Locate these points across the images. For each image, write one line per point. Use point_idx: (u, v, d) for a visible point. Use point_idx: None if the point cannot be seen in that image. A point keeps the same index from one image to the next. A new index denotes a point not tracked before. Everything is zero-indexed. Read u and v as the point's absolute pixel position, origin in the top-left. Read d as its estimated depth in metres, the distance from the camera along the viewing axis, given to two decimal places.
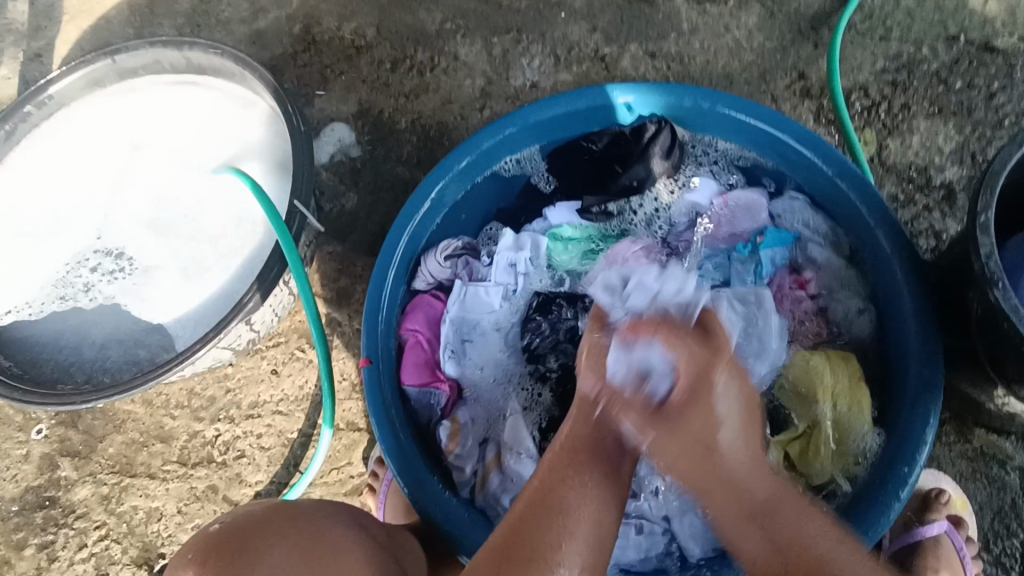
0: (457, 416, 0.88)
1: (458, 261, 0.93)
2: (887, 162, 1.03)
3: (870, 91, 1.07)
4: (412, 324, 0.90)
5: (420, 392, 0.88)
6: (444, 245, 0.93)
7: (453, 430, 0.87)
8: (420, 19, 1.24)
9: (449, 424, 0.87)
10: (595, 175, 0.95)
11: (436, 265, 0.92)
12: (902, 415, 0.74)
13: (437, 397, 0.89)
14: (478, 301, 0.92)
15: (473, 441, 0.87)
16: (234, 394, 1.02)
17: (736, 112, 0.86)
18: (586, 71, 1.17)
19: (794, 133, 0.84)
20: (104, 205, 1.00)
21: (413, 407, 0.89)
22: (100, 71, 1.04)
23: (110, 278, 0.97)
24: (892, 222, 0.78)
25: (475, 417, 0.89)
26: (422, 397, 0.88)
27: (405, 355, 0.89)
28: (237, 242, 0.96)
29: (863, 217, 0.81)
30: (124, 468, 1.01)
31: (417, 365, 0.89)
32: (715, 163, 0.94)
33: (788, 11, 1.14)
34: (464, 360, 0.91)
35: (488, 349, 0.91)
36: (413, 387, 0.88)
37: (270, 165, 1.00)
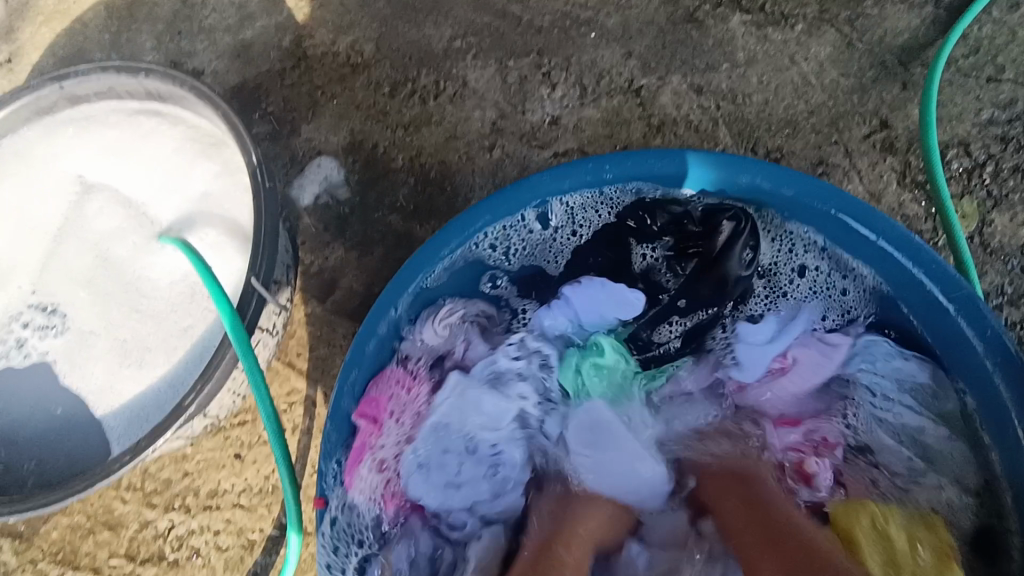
0: (394, 553, 0.71)
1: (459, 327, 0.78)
2: (991, 244, 0.83)
3: (972, 149, 0.86)
4: (372, 408, 0.72)
5: (356, 503, 0.71)
6: (446, 311, 0.77)
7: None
8: (426, 34, 1.04)
9: (381, 562, 0.71)
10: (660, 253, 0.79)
11: (433, 332, 0.77)
12: None
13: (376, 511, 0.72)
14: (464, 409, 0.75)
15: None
16: (191, 480, 0.89)
17: (816, 200, 0.71)
18: (618, 106, 0.98)
19: (890, 234, 0.69)
20: (43, 252, 0.86)
21: (341, 522, 0.70)
22: (45, 99, 0.87)
23: (41, 336, 0.84)
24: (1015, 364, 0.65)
25: (415, 556, 0.72)
26: (354, 509, 0.71)
27: (350, 453, 0.71)
28: (187, 320, 0.83)
29: (969, 346, 0.68)
30: (68, 557, 0.89)
31: (358, 465, 0.71)
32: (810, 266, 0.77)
33: (871, 40, 0.93)
34: (427, 484, 0.73)
35: (450, 475, 0.73)
36: (350, 493, 0.70)
37: (235, 227, 0.86)
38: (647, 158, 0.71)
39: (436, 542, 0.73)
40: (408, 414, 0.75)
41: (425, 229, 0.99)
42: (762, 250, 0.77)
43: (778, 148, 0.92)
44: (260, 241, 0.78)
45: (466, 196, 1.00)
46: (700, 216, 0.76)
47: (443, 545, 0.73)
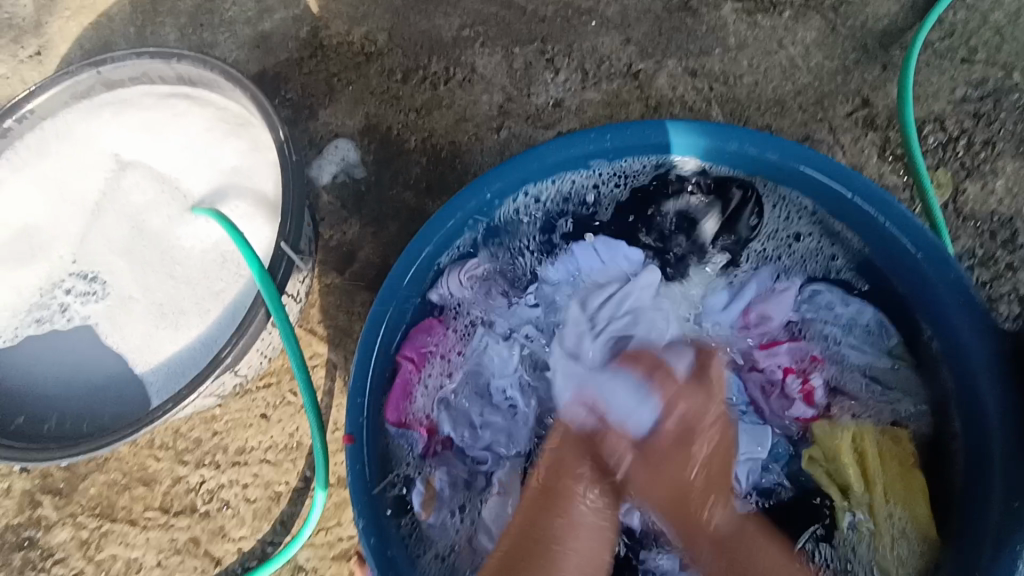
0: (433, 478, 0.80)
1: (481, 282, 0.85)
2: (963, 211, 0.89)
3: (947, 124, 0.92)
4: (411, 351, 0.81)
5: (398, 432, 0.80)
6: (471, 265, 0.84)
7: (427, 496, 0.79)
8: (436, 24, 1.11)
9: (423, 486, 0.80)
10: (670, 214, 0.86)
11: (458, 284, 0.83)
12: (982, 552, 0.68)
13: (414, 442, 0.81)
14: (499, 358, 0.84)
15: (444, 514, 0.79)
16: (221, 437, 0.95)
17: (798, 163, 0.77)
18: (617, 89, 1.04)
19: (866, 192, 0.75)
20: (83, 224, 0.93)
21: (390, 446, 0.80)
22: (83, 83, 0.95)
23: (83, 301, 0.90)
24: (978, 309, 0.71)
25: (454, 480, 0.81)
26: (398, 440, 0.80)
27: (393, 386, 0.80)
28: (218, 285, 0.89)
29: (940, 296, 0.74)
30: (105, 511, 0.95)
31: (401, 400, 0.80)
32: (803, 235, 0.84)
33: (853, 26, 1.00)
34: (460, 421, 0.82)
35: (486, 404, 0.83)
36: (394, 424, 0.79)
37: (262, 200, 0.92)
38: (644, 128, 0.78)
39: (469, 470, 0.81)
40: (446, 356, 0.84)
41: (437, 205, 1.06)
42: (765, 219, 0.85)
43: (767, 126, 0.99)
44: (288, 210, 0.85)
45: (475, 174, 1.06)
46: (709, 184, 0.84)
47: (475, 473, 0.82)
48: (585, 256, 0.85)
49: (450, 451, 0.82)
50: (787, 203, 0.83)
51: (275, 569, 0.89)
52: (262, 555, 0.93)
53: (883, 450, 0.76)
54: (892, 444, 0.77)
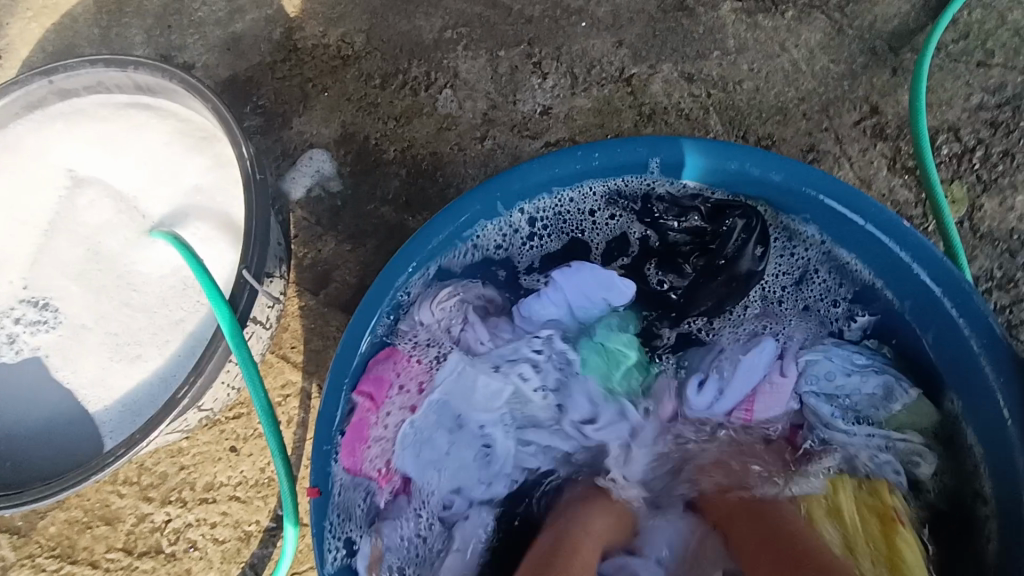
0: (382, 535, 0.71)
1: (450, 311, 0.76)
2: (980, 228, 0.83)
3: (962, 134, 0.86)
4: (367, 387, 0.72)
5: (350, 478, 0.72)
6: (442, 292, 0.76)
7: (373, 560, 0.69)
8: (416, 25, 1.04)
9: (369, 546, 0.70)
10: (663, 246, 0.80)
11: (428, 312, 0.76)
12: None
13: (370, 488, 0.73)
14: (471, 394, 0.74)
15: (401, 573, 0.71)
16: (188, 473, 0.89)
17: (806, 186, 0.71)
18: (609, 95, 0.98)
19: (879, 220, 0.69)
20: (35, 246, 0.86)
21: (337, 496, 0.71)
22: (34, 93, 0.87)
23: (33, 331, 0.83)
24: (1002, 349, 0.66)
25: (404, 535, 0.72)
26: (350, 488, 0.72)
27: (347, 428, 0.71)
28: (179, 314, 0.83)
29: (959, 335, 0.68)
30: (65, 552, 0.90)
31: (355, 444, 0.71)
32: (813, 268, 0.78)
33: (861, 26, 0.93)
34: (423, 464, 0.73)
35: (449, 455, 0.74)
36: (347, 469, 0.71)
37: (226, 220, 0.86)
38: (637, 146, 0.72)
39: (426, 523, 0.73)
40: (407, 393, 0.74)
41: (417, 220, 0.99)
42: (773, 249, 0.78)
43: (769, 135, 0.92)
44: (250, 233, 0.78)
45: (458, 187, 1.00)
46: (711, 209, 0.78)
47: (432, 525, 0.73)
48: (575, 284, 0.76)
49: (405, 502, 0.73)
50: (793, 234, 0.77)
51: None
52: None
53: (860, 507, 0.68)
54: (871, 499, 0.69)
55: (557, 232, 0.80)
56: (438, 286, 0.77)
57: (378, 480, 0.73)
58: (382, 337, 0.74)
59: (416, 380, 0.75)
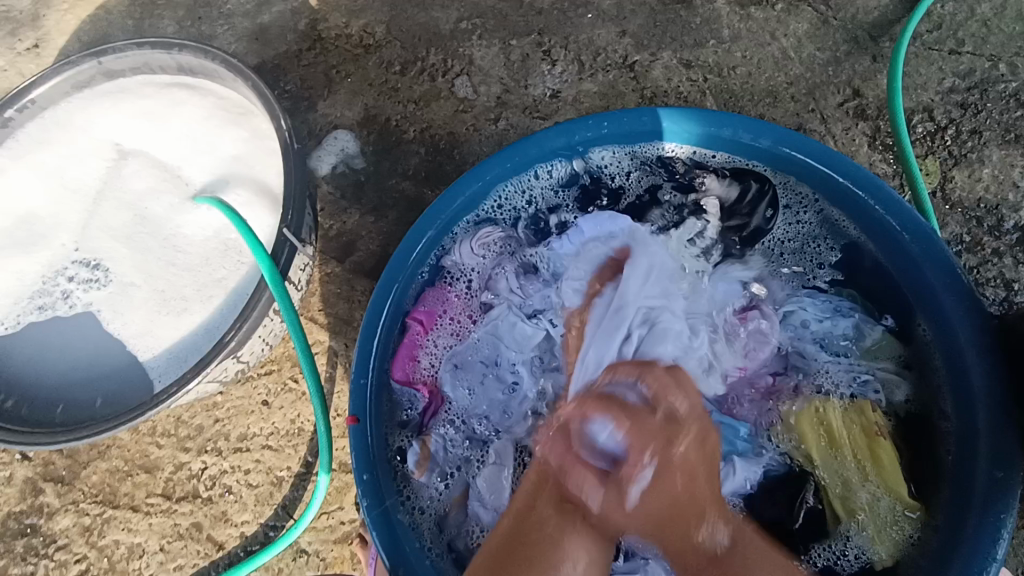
0: (429, 438, 0.80)
1: (494, 251, 0.84)
2: (951, 198, 0.91)
3: (936, 114, 0.94)
4: (420, 313, 0.82)
5: (403, 389, 0.82)
6: (483, 233, 0.84)
7: (422, 456, 0.79)
8: (434, 17, 1.12)
9: (419, 445, 0.79)
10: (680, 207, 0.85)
11: (469, 252, 0.84)
12: None
13: (417, 401, 0.82)
14: (511, 331, 0.83)
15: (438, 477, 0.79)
16: (223, 424, 0.96)
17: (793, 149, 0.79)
18: (613, 80, 1.06)
19: (857, 177, 0.77)
20: (85, 212, 0.93)
21: (390, 400, 0.81)
22: (85, 73, 0.96)
23: (86, 289, 0.90)
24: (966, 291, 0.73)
25: (448, 443, 0.80)
26: (401, 397, 0.82)
27: (401, 345, 0.81)
28: (220, 272, 0.90)
29: (930, 286, 0.75)
30: (107, 498, 0.96)
31: (408, 358, 0.81)
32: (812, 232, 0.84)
33: (844, 18, 1.02)
34: (462, 385, 0.82)
35: (487, 380, 0.82)
36: (398, 381, 0.81)
37: (263, 187, 0.93)
38: (642, 115, 0.80)
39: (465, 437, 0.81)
40: (456, 323, 0.84)
41: (436, 194, 1.07)
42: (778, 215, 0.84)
43: (761, 116, 1.01)
44: (289, 197, 0.86)
45: (473, 164, 1.08)
46: (727, 175, 0.84)
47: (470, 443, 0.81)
48: (592, 230, 0.83)
49: (444, 418, 0.81)
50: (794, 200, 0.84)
51: (278, 552, 0.91)
52: (264, 540, 0.94)
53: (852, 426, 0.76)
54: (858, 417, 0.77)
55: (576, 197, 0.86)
56: (479, 228, 0.85)
57: (423, 393, 0.82)
58: (427, 278, 0.84)
59: (461, 315, 0.85)
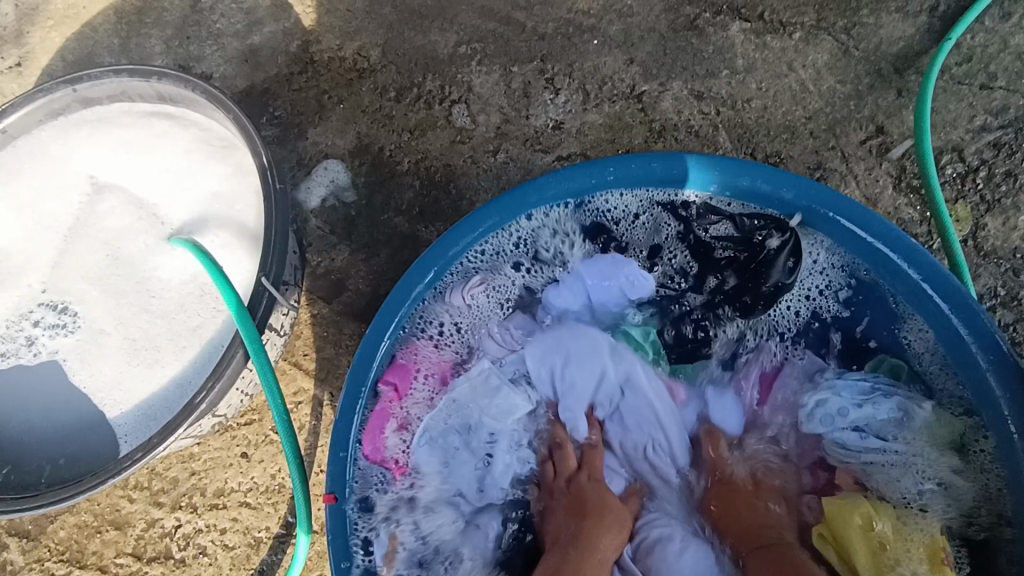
0: (409, 515, 0.74)
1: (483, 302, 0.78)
2: (984, 247, 0.85)
3: (966, 154, 0.88)
4: (393, 379, 0.75)
5: (370, 466, 0.74)
6: (473, 282, 0.77)
7: (391, 545, 0.72)
8: (431, 40, 1.06)
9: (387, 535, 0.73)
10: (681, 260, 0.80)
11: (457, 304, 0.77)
12: None
13: (383, 478, 0.74)
14: (495, 399, 0.76)
15: (423, 552, 0.74)
16: (199, 479, 0.90)
17: (816, 202, 0.73)
18: (620, 111, 1.00)
19: (886, 236, 0.72)
20: (55, 251, 0.88)
21: (356, 478, 0.73)
22: (59, 101, 0.89)
23: (53, 335, 0.85)
24: (1007, 360, 0.69)
25: (422, 527, 0.74)
26: (367, 474, 0.74)
27: (371, 415, 0.74)
28: (196, 320, 0.84)
29: (966, 351, 0.71)
30: (75, 556, 0.90)
31: (376, 431, 0.74)
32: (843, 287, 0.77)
33: (867, 48, 0.95)
34: (439, 458, 0.75)
35: (469, 455, 0.76)
36: (366, 456, 0.74)
37: (245, 227, 0.88)
38: (651, 161, 0.74)
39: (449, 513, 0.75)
40: (430, 388, 0.77)
41: (430, 231, 1.01)
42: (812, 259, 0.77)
43: (777, 153, 0.95)
44: (270, 241, 0.80)
45: (470, 199, 1.02)
46: (744, 224, 0.78)
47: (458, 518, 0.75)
48: (591, 275, 0.79)
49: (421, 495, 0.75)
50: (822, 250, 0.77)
51: None
52: None
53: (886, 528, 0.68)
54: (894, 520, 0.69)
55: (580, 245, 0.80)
56: (471, 278, 0.78)
57: (392, 468, 0.75)
58: (401, 338, 0.77)
59: (436, 379, 0.78)
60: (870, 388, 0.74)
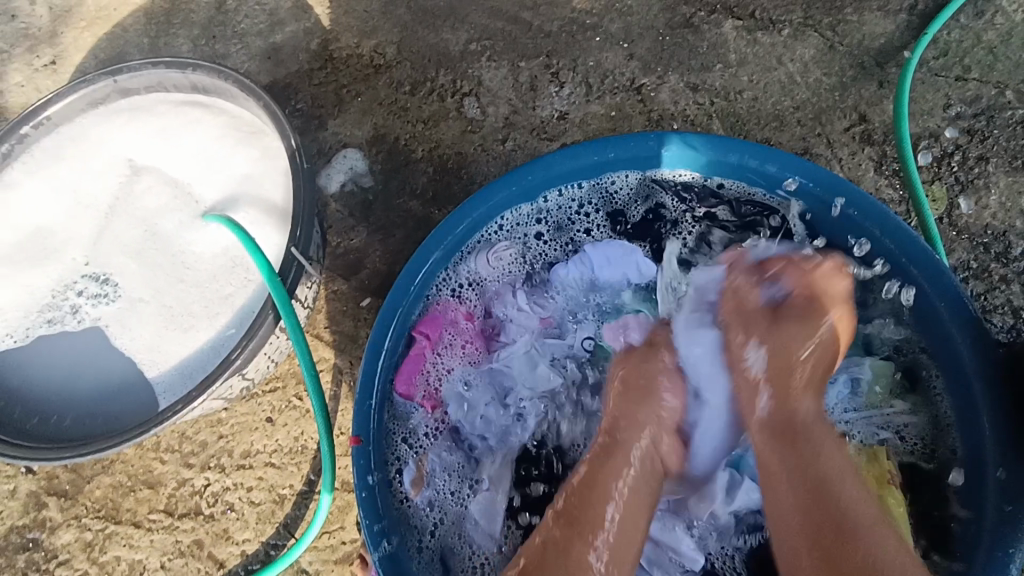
0: (426, 458, 0.80)
1: (507, 266, 0.86)
2: (958, 224, 0.91)
3: (942, 139, 0.95)
4: (426, 329, 0.82)
5: (404, 403, 0.81)
6: (500, 247, 0.85)
7: (418, 475, 0.79)
8: (444, 38, 1.14)
9: (415, 464, 0.80)
10: (693, 240, 0.87)
11: (485, 263, 0.85)
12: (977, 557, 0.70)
13: (416, 415, 0.82)
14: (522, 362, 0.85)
15: (438, 492, 0.80)
16: (227, 441, 0.96)
17: (800, 175, 0.79)
18: (620, 103, 1.07)
19: (864, 207, 0.77)
20: (97, 227, 0.95)
21: (393, 415, 0.81)
22: (100, 91, 0.97)
23: (95, 303, 0.91)
24: (973, 320, 0.73)
25: (445, 463, 0.81)
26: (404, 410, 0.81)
27: (406, 358, 0.81)
28: (227, 289, 0.91)
29: (940, 317, 0.75)
30: (110, 514, 0.96)
31: (411, 372, 0.81)
32: None
33: (851, 44, 1.03)
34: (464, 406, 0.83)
35: (488, 406, 0.83)
36: (401, 394, 0.81)
37: (272, 205, 0.94)
38: (647, 139, 0.81)
39: (462, 455, 0.82)
40: (460, 341, 0.85)
41: (443, 213, 1.08)
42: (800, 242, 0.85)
43: (767, 140, 1.01)
44: (298, 215, 0.87)
45: (480, 184, 1.09)
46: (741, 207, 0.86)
47: (468, 460, 0.82)
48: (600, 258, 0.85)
49: (445, 436, 0.82)
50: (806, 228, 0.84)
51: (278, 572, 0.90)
52: (265, 559, 0.94)
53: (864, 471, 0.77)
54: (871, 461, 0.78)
55: (592, 220, 0.87)
56: (492, 242, 0.85)
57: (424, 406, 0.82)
58: (438, 292, 0.84)
59: (464, 333, 0.85)
60: (841, 362, 0.83)
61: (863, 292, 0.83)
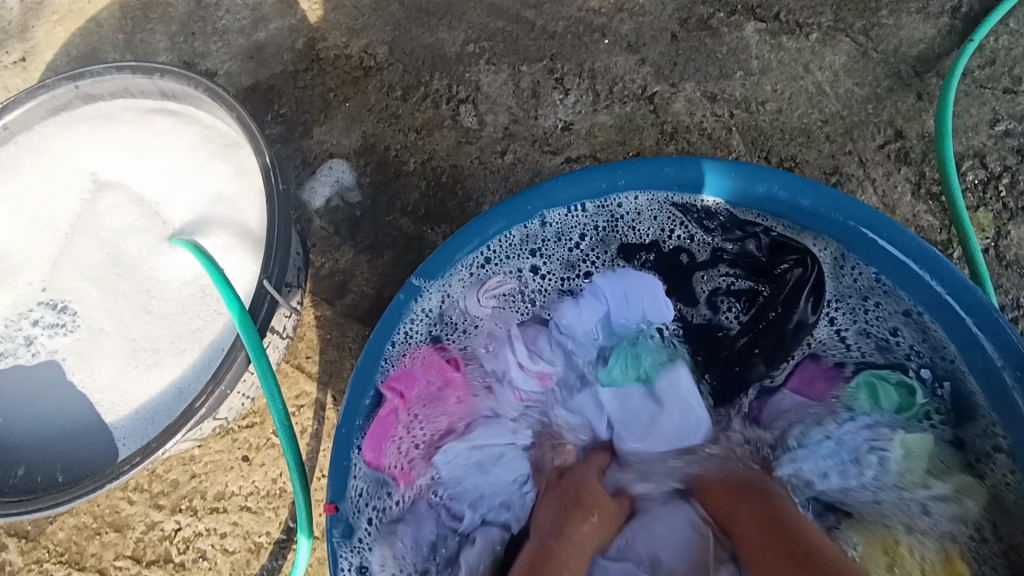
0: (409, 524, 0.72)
1: (505, 303, 0.78)
2: (1006, 257, 0.82)
3: (988, 160, 0.85)
4: (397, 385, 0.72)
5: (372, 473, 0.71)
6: (495, 281, 0.77)
7: (399, 547, 0.71)
8: (439, 38, 1.04)
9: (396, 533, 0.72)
10: (715, 283, 0.80)
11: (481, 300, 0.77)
12: None
13: (391, 483, 0.72)
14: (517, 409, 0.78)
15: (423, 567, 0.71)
16: (199, 482, 0.89)
17: (835, 209, 0.70)
18: (631, 113, 0.98)
19: (909, 246, 0.69)
20: (56, 248, 0.87)
21: (359, 488, 0.71)
22: (61, 97, 0.87)
23: (51, 334, 0.83)
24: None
25: (426, 536, 0.72)
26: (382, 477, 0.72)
27: (375, 422, 0.70)
28: (197, 322, 0.83)
29: (993, 368, 0.67)
30: (73, 558, 0.89)
31: (379, 438, 0.71)
32: (870, 309, 0.76)
33: (887, 50, 0.93)
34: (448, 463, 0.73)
35: (474, 473, 0.74)
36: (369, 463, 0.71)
37: (248, 228, 0.86)
38: (663, 166, 0.72)
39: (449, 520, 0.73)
40: (426, 396, 0.74)
41: (436, 232, 0.99)
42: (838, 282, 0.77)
43: (792, 157, 0.92)
44: (273, 243, 0.78)
45: (477, 201, 1.00)
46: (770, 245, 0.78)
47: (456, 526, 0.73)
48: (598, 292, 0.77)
49: (425, 505, 0.73)
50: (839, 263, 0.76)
51: None
52: None
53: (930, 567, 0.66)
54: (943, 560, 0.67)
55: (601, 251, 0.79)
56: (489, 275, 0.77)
57: (396, 474, 0.72)
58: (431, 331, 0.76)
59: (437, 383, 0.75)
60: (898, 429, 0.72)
61: (902, 336, 0.75)
